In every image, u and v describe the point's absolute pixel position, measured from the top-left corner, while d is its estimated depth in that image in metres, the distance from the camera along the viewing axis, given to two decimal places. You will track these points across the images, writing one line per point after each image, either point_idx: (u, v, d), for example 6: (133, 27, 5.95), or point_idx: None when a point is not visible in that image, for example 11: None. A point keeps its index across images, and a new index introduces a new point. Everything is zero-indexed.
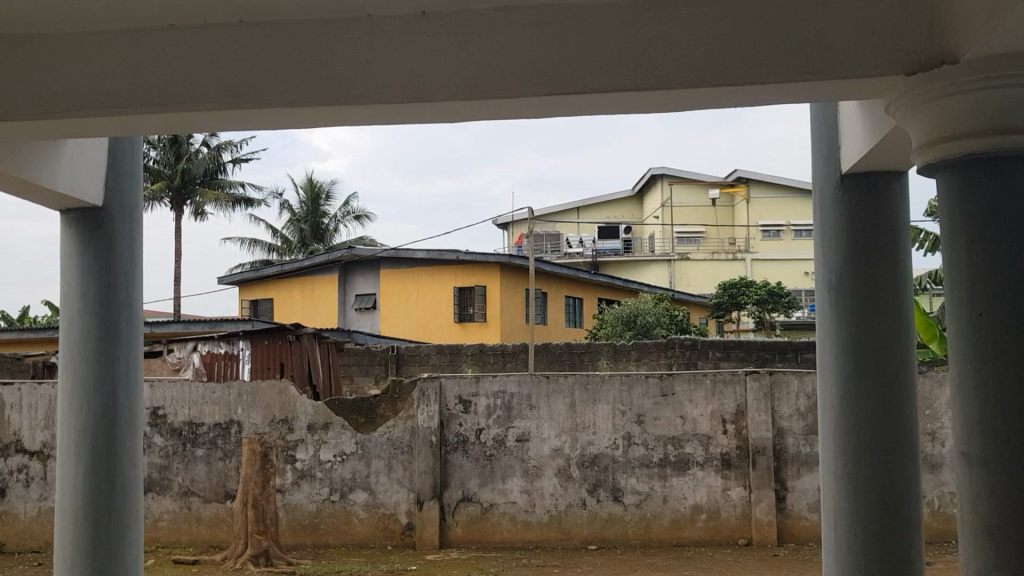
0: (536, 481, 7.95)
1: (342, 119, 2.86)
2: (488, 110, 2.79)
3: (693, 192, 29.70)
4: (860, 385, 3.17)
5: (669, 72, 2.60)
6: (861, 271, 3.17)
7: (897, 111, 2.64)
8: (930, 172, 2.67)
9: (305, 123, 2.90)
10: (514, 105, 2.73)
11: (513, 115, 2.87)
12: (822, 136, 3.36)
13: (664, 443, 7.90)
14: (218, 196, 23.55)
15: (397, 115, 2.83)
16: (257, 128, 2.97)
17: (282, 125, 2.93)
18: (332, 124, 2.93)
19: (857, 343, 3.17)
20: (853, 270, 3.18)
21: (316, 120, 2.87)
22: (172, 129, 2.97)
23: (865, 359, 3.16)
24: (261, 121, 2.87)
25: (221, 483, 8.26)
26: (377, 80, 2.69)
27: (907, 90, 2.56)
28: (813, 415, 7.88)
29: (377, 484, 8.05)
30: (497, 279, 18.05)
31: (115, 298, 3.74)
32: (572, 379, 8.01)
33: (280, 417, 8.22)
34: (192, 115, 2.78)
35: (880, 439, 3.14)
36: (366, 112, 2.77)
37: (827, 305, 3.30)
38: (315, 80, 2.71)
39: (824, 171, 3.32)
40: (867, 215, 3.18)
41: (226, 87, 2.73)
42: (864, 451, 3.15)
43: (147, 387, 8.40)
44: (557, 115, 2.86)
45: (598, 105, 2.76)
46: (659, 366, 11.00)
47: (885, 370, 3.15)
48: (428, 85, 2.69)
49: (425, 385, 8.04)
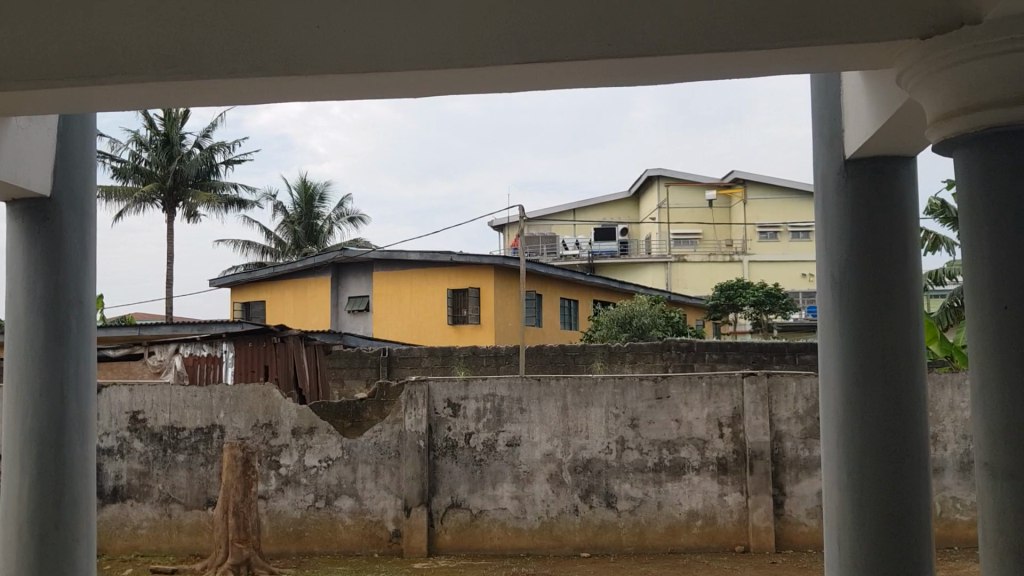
0: (527, 487, 7.71)
1: (294, 92, 2.67)
2: (454, 82, 2.60)
3: (689, 193, 29.54)
4: (866, 390, 2.93)
5: (645, 37, 2.40)
6: (866, 264, 2.93)
7: (909, 81, 2.42)
8: (946, 150, 2.46)
9: (255, 97, 2.72)
10: (481, 76, 2.54)
11: (484, 89, 2.68)
12: (822, 118, 3.13)
13: (659, 447, 7.67)
14: (210, 198, 23.34)
15: (355, 88, 2.64)
16: (205, 104, 2.80)
17: (231, 100, 2.76)
18: (287, 98, 2.75)
19: (863, 344, 2.94)
20: (859, 261, 2.95)
21: (267, 94, 2.69)
22: (112, 105, 2.80)
23: (871, 359, 2.93)
24: (204, 96, 2.69)
25: (203, 489, 8.03)
26: (335, 48, 2.50)
27: (918, 56, 2.35)
28: (812, 418, 7.65)
29: (364, 490, 7.82)
30: (491, 280, 17.78)
31: (65, 297, 3.51)
32: (564, 382, 7.77)
33: (263, 421, 7.98)
34: (130, 88, 2.60)
35: (886, 445, 2.90)
36: (320, 84, 2.59)
37: (828, 302, 3.07)
38: (262, 49, 2.52)
39: (825, 156, 3.09)
40: (872, 203, 2.95)
41: (162, 57, 2.55)
42: (869, 459, 2.92)
43: (126, 391, 8.13)
44: (529, 89, 2.68)
45: (572, 78, 2.57)
46: (655, 368, 10.77)
47: (892, 370, 2.91)
48: (387, 55, 2.50)
49: (413, 388, 7.79)
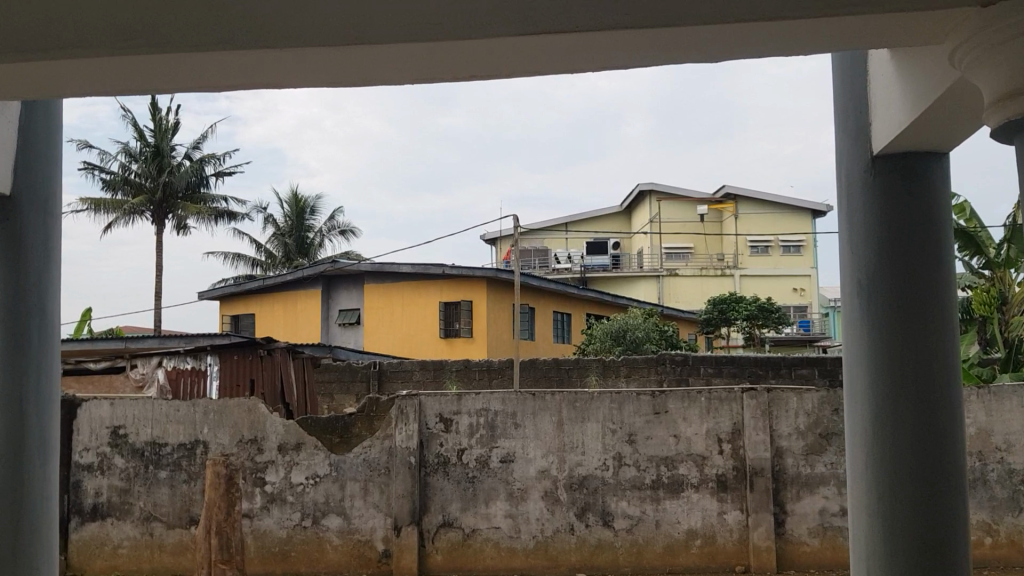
0: (521, 505, 7.46)
1: (267, 70, 2.46)
2: (441, 59, 2.38)
3: (681, 207, 29.41)
4: (898, 405, 2.71)
5: (648, 7, 2.19)
6: (898, 269, 2.71)
7: (964, 58, 2.18)
8: (1007, 137, 2.23)
9: (225, 77, 2.51)
10: (474, 52, 2.33)
11: (475, 68, 2.47)
12: (846, 112, 2.89)
13: (656, 464, 7.42)
14: (200, 210, 23.11)
15: (335, 66, 2.43)
16: (171, 87, 2.59)
17: (200, 81, 2.54)
18: (259, 79, 2.53)
19: (895, 356, 2.71)
20: (890, 266, 2.72)
21: (237, 73, 2.47)
22: (69, 88, 2.59)
23: (903, 372, 2.70)
24: (167, 74, 2.47)
25: (185, 507, 7.76)
26: (313, 19, 2.28)
27: (975, 28, 2.11)
28: (815, 434, 7.39)
29: (352, 508, 7.55)
30: (483, 293, 17.53)
31: (25, 302, 3.29)
32: (559, 397, 7.54)
33: (248, 437, 7.73)
34: (84, 65, 2.38)
35: (922, 466, 2.67)
36: (296, 60, 2.37)
37: (854, 311, 2.84)
38: (231, 21, 2.30)
39: (849, 152, 2.86)
40: (902, 202, 2.72)
41: (118, 29, 2.32)
42: (903, 480, 2.69)
43: (107, 406, 7.92)
44: (523, 67, 2.46)
45: (574, 53, 2.36)
46: (649, 383, 10.56)
47: (927, 384, 2.69)
48: (369, 26, 2.27)
49: (404, 403, 7.58)
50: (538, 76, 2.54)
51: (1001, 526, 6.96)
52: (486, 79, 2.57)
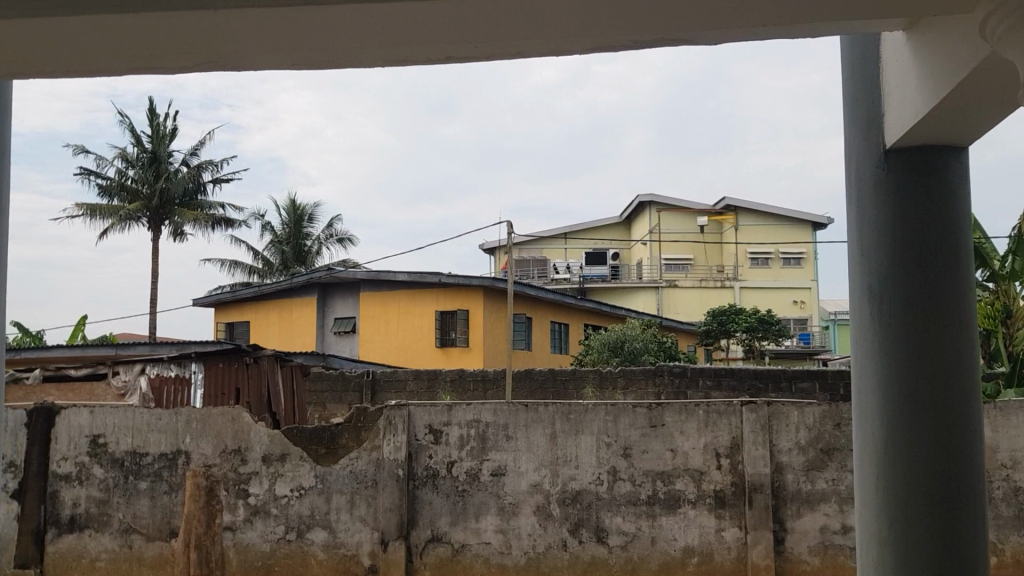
0: (513, 520, 7.21)
1: (212, 42, 2.24)
2: (403, 29, 2.17)
3: (681, 218, 29.22)
4: (912, 423, 2.41)
5: None
6: (912, 271, 2.42)
7: (994, 34, 1.91)
8: None
9: (169, 50, 2.29)
10: (445, 23, 2.13)
11: (443, 42, 2.25)
12: (854, 101, 2.61)
13: (653, 479, 7.16)
14: (196, 217, 22.90)
15: (287, 36, 2.21)
16: (120, 65, 2.40)
17: (148, 58, 2.35)
18: (206, 53, 2.32)
19: (909, 368, 2.41)
20: (905, 270, 2.43)
21: (179, 45, 2.26)
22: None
23: (919, 388, 2.40)
24: (102, 47, 2.26)
25: (166, 519, 7.52)
26: None
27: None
28: (816, 449, 7.12)
29: (338, 522, 7.30)
30: (480, 303, 17.26)
31: None
32: (553, 409, 7.30)
33: (231, 447, 7.49)
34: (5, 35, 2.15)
35: (940, 491, 2.37)
36: (241, 28, 2.15)
37: (864, 319, 2.55)
38: None
39: (859, 145, 2.59)
40: (918, 199, 2.43)
41: None
42: (918, 509, 2.38)
43: (86, 413, 7.71)
44: (497, 42, 2.25)
45: (555, 27, 2.16)
46: (646, 396, 10.34)
47: (946, 402, 2.39)
48: None
49: (393, 413, 7.34)
50: (513, 53, 2.32)
51: (1006, 545, 6.72)
52: (463, 59, 2.38)
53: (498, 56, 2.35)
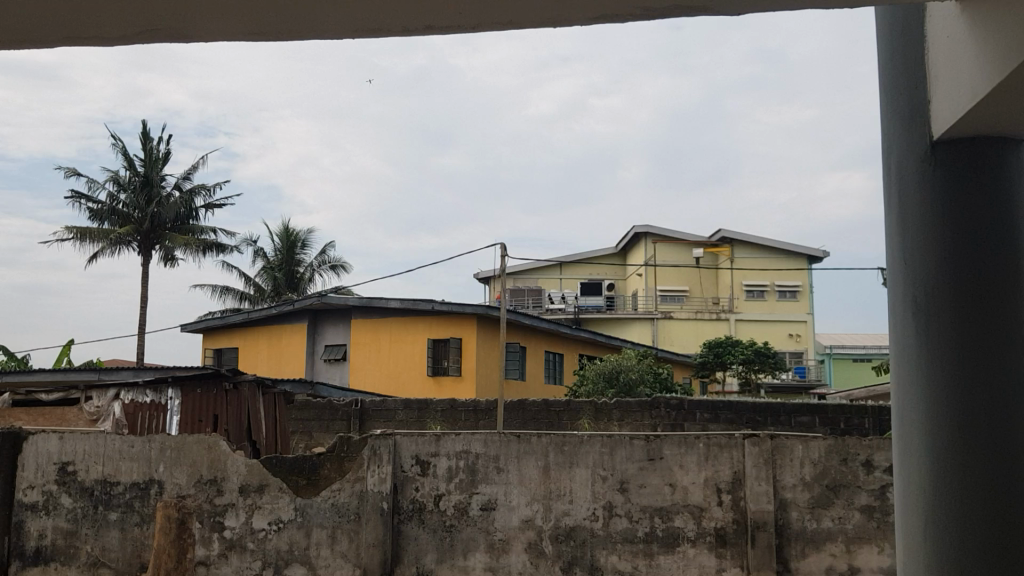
0: (502, 558, 6.82)
1: (152, 6, 1.97)
2: None
3: (677, 250, 28.96)
4: (966, 458, 2.05)
5: None
6: (963, 279, 2.10)
7: None
8: None
9: (103, 16, 2.03)
10: None
11: (417, 11, 1.96)
12: (893, 89, 2.31)
13: (650, 515, 6.76)
14: (187, 241, 22.57)
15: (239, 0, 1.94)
16: (51, 35, 2.14)
17: (81, 26, 2.08)
18: (147, 21, 2.05)
19: (961, 393, 2.07)
20: (955, 280, 2.11)
21: (114, 9, 1.99)
22: None
23: (974, 419, 2.06)
24: (25, 9, 2.00)
25: (136, 553, 7.11)
26: None
27: None
28: (820, 486, 6.72)
29: (318, 558, 6.91)
30: (473, 331, 16.92)
31: None
32: (547, 440, 6.93)
33: (207, 477, 7.11)
34: None
35: (998, 539, 2.01)
36: None
37: (905, 337, 2.23)
38: None
39: (900, 138, 2.28)
40: (970, 200, 2.13)
41: None
42: (971, 563, 2.02)
43: (55, 440, 7.35)
44: (481, 12, 1.96)
45: None
46: (642, 428, 9.97)
47: (1005, 433, 2.04)
48: None
49: (378, 443, 6.96)
50: (499, 26, 2.04)
51: None
52: (444, 29, 2.08)
53: (478, 30, 2.06)
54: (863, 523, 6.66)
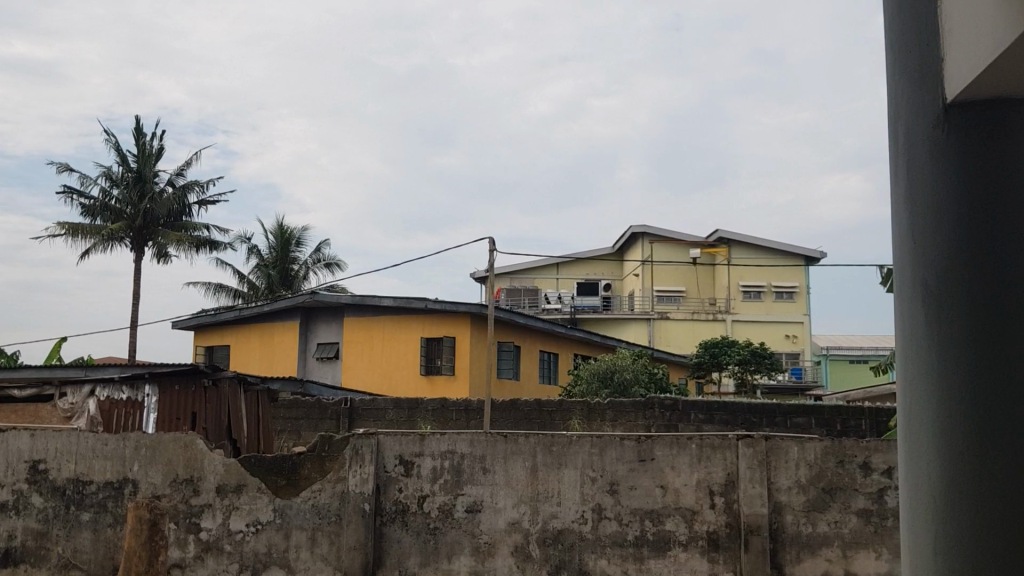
0: (487, 562, 6.58)
1: None
2: None
3: (674, 250, 28.77)
4: (961, 361, 2.61)
5: None
6: (965, 216, 2.63)
7: None
8: None
9: None
10: None
11: None
12: (913, 59, 2.77)
13: (640, 518, 6.52)
14: (180, 238, 22.27)
15: None
16: None
17: None
18: None
19: (961, 307, 2.61)
20: (958, 219, 2.64)
21: None
22: None
23: (971, 327, 2.60)
24: None
25: (109, 555, 6.85)
26: None
27: None
28: (817, 488, 6.49)
29: (297, 561, 6.67)
30: (466, 330, 16.63)
31: None
32: (534, 440, 6.70)
33: (183, 476, 6.87)
34: None
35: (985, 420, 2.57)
36: None
37: (917, 264, 2.78)
38: None
39: (918, 99, 2.77)
40: (971, 154, 2.64)
41: None
42: (961, 437, 2.60)
43: (26, 438, 7.13)
44: None
45: None
46: (636, 429, 9.74)
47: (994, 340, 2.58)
48: None
49: (360, 442, 6.72)
50: None
51: None
52: None
53: None
54: (860, 527, 6.43)
